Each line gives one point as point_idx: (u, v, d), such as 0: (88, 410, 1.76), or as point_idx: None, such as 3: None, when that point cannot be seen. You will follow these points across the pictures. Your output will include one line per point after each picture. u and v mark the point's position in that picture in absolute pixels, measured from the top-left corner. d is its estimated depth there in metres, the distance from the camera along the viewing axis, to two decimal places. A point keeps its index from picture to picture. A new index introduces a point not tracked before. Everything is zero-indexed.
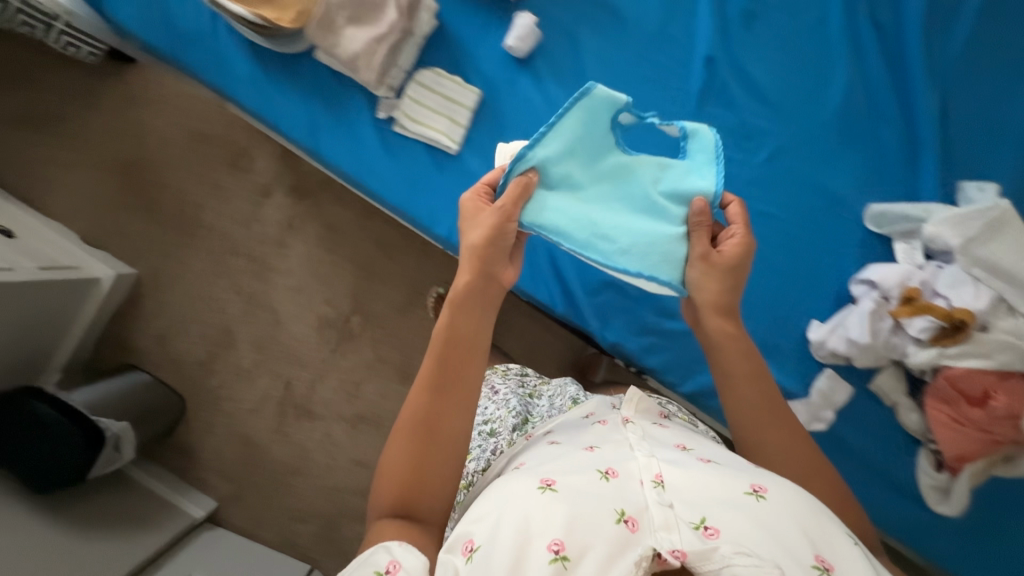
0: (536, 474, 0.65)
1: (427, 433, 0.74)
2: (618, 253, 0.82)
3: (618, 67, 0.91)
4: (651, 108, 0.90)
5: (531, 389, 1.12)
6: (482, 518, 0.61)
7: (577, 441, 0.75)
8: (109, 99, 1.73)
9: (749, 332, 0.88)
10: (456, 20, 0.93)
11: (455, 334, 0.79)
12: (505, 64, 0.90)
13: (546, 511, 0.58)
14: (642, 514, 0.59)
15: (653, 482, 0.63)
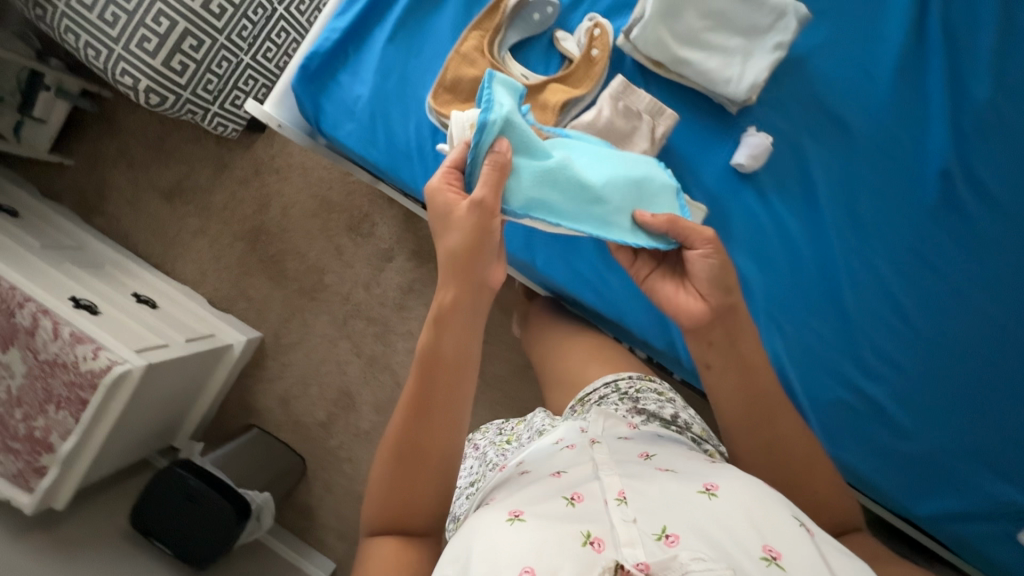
0: (508, 504, 0.66)
1: (411, 455, 0.74)
2: (614, 216, 0.77)
3: (847, 181, 0.87)
4: (880, 224, 0.87)
5: (510, 433, 1.01)
6: (464, 546, 0.63)
7: (544, 464, 0.75)
8: (239, 169, 1.79)
9: (988, 453, 0.85)
10: (681, 135, 0.88)
11: (432, 353, 0.75)
12: (734, 183, 0.87)
13: (511, 537, 0.60)
14: (609, 532, 0.60)
15: (617, 500, 0.64)
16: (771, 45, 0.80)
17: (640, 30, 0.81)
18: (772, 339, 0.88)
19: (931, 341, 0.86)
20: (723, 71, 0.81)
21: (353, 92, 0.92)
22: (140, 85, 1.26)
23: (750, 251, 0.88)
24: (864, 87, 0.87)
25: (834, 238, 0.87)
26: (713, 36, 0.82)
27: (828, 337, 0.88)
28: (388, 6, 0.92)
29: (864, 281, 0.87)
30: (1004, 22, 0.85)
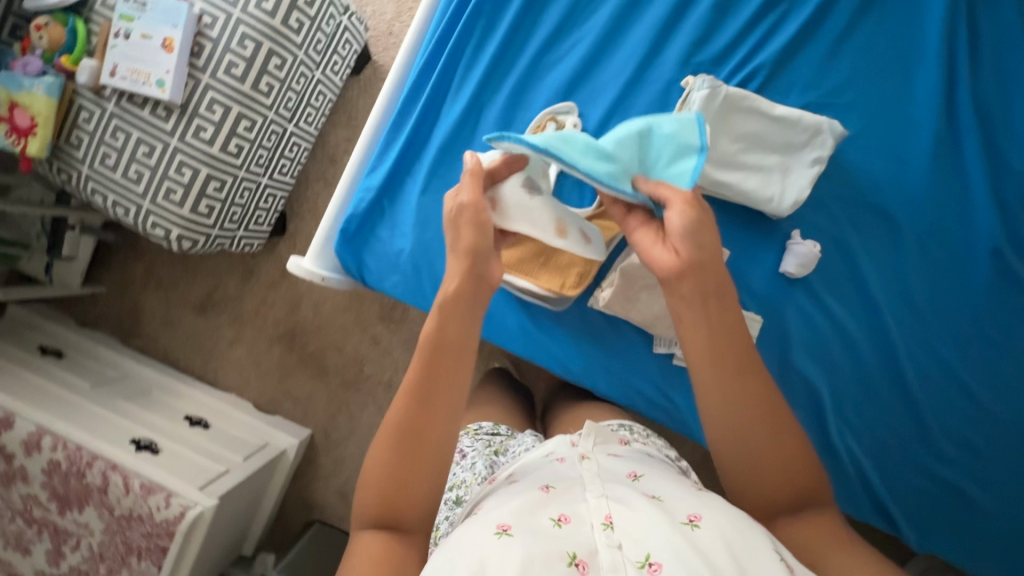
0: (493, 520, 0.59)
1: (409, 440, 0.67)
2: (619, 174, 0.71)
3: (897, 270, 0.87)
4: (937, 307, 0.87)
5: (499, 445, 0.93)
6: (448, 558, 0.57)
7: (532, 479, 0.68)
8: (266, 274, 1.81)
9: None
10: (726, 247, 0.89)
11: (434, 337, 0.71)
12: (783, 290, 0.87)
13: (498, 559, 0.53)
14: (595, 553, 0.55)
15: (603, 525, 0.57)
16: (809, 159, 0.80)
17: None
18: (846, 437, 0.88)
19: (1006, 420, 0.86)
20: (765, 190, 0.81)
21: (394, 246, 0.94)
22: (172, 234, 1.29)
23: (813, 352, 0.89)
24: (900, 176, 0.87)
25: (895, 331, 0.87)
26: (749, 157, 0.81)
27: (900, 429, 0.88)
28: (416, 157, 0.94)
29: (930, 371, 0.87)
30: None
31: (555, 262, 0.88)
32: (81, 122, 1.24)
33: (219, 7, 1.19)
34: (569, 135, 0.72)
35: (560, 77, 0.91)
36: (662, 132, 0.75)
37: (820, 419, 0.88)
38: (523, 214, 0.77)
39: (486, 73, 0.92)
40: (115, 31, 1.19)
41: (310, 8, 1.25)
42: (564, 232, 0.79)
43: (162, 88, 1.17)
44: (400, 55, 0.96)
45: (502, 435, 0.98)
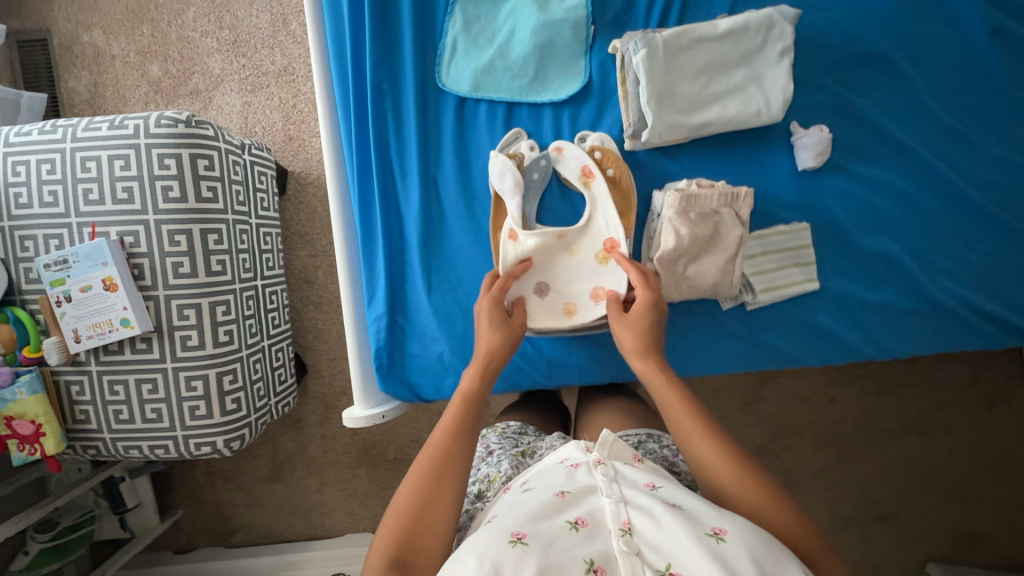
0: (504, 527, 0.54)
1: (435, 474, 0.59)
2: (533, 85, 0.84)
3: (909, 101, 0.82)
4: (966, 113, 0.82)
5: (527, 447, 0.84)
6: (453, 565, 0.51)
7: (543, 484, 0.62)
8: (312, 415, 1.75)
9: None
10: (735, 174, 0.83)
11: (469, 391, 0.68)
12: (810, 185, 0.82)
13: (514, 566, 0.49)
14: (612, 558, 0.51)
15: (621, 531, 0.53)
16: (776, 54, 0.75)
17: (650, 129, 0.76)
18: (949, 285, 0.83)
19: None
20: (747, 107, 0.76)
21: (433, 352, 0.89)
22: (219, 443, 1.25)
23: (874, 221, 0.83)
24: (864, 13, 0.80)
25: (942, 162, 0.82)
26: (717, 85, 0.76)
27: (995, 250, 0.83)
28: (403, 261, 0.89)
29: (990, 180, 0.83)
30: None
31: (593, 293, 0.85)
32: (77, 395, 1.20)
33: (134, 221, 1.14)
34: (489, 61, 0.83)
35: (491, 112, 0.86)
36: (574, 30, 0.82)
37: (917, 282, 0.84)
38: (540, 314, 0.85)
39: (421, 149, 0.86)
40: (55, 299, 1.14)
41: (213, 169, 1.19)
42: (576, 311, 0.84)
43: (129, 325, 1.13)
44: (323, 162, 0.85)
45: (531, 434, 0.89)
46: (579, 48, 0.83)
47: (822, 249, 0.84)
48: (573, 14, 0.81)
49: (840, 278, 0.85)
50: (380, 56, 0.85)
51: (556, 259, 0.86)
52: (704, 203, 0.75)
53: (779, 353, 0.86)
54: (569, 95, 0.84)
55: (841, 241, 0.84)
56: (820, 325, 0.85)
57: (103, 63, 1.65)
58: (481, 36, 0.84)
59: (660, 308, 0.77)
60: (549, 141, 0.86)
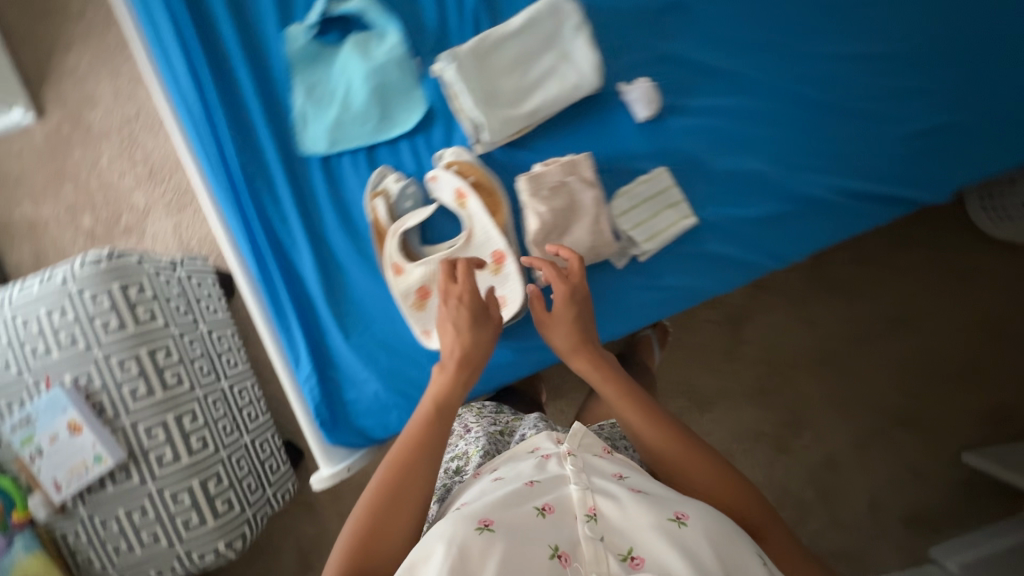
0: (471, 515, 0.56)
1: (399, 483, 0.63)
2: (382, 125, 0.91)
3: (717, 33, 0.88)
4: (771, 28, 0.88)
5: (505, 426, 0.89)
6: (420, 554, 0.53)
7: (514, 474, 0.64)
8: (320, 494, 1.77)
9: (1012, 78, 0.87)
10: (585, 145, 0.89)
11: (442, 403, 0.70)
12: (654, 132, 0.88)
13: (481, 554, 0.51)
14: (577, 544, 0.54)
15: (587, 516, 0.56)
16: (574, 30, 0.81)
17: (487, 130, 0.82)
18: (811, 176, 0.89)
19: (908, 44, 0.88)
20: (567, 84, 0.82)
21: (369, 392, 0.92)
22: (221, 547, 1.29)
23: (724, 145, 0.88)
24: None
25: (766, 75, 0.88)
26: (533, 74, 0.82)
27: (845, 134, 0.88)
28: (316, 318, 0.93)
29: (813, 77, 0.88)
30: None
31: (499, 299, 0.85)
32: (74, 543, 1.23)
33: (82, 361, 1.18)
34: (336, 118, 0.91)
35: (354, 159, 0.93)
36: (401, 66, 0.89)
37: (784, 184, 0.89)
38: None
39: (300, 214, 0.92)
40: (29, 457, 1.17)
41: (146, 292, 1.25)
42: None
43: (102, 460, 1.17)
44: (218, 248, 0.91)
45: (506, 414, 0.95)
46: (411, 79, 0.90)
47: (688, 184, 0.89)
48: (394, 53, 0.89)
49: (714, 206, 0.89)
50: (239, 142, 0.92)
51: None
52: (551, 178, 0.80)
53: (683, 291, 0.89)
54: (416, 123, 0.91)
55: (703, 173, 0.89)
56: (711, 251, 0.89)
57: (38, 229, 1.75)
58: (323, 97, 0.91)
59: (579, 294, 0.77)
60: (413, 169, 0.92)
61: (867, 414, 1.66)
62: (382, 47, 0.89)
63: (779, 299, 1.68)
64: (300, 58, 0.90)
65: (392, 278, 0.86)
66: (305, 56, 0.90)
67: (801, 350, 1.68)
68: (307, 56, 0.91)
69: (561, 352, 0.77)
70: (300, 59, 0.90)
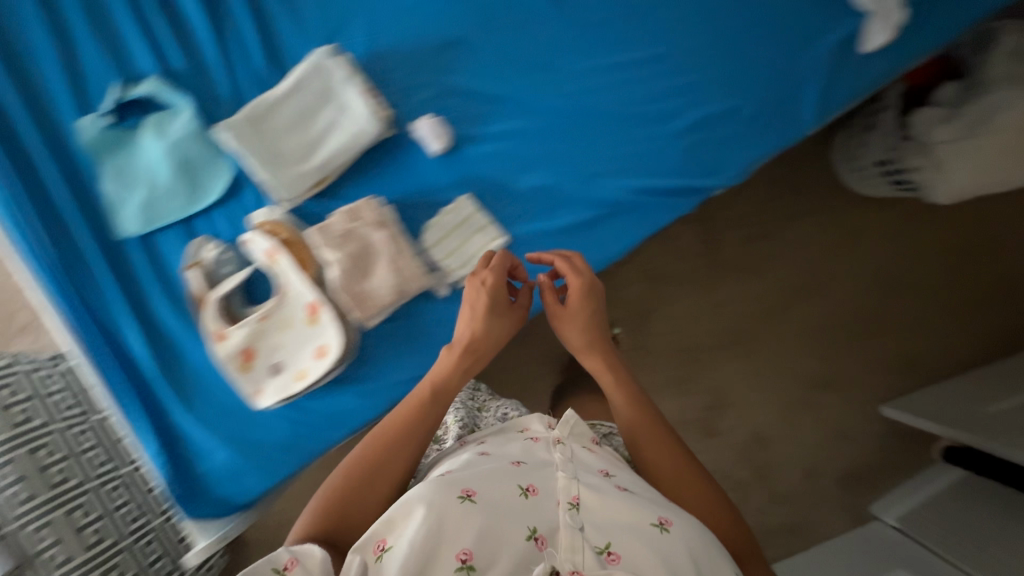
0: (455, 481, 0.59)
1: (375, 468, 0.68)
2: (192, 196, 0.93)
3: (496, 63, 0.93)
4: (547, 49, 0.93)
5: (481, 403, 1.00)
6: (401, 511, 0.55)
7: (500, 452, 0.67)
8: None
9: (777, 63, 0.92)
10: (389, 187, 0.92)
11: (437, 388, 0.75)
12: (451, 164, 0.92)
13: (458, 519, 0.54)
14: (555, 530, 0.56)
15: (569, 505, 0.58)
16: (345, 81, 0.84)
17: (280, 189, 0.85)
18: (607, 181, 0.92)
19: (670, 42, 0.93)
20: (349, 134, 0.85)
21: (221, 458, 0.93)
22: None
23: (520, 165, 0.92)
24: (422, 17, 0.92)
25: (549, 94, 0.93)
26: (316, 128, 0.85)
27: (632, 139, 0.92)
28: (157, 395, 0.94)
29: (592, 89, 0.92)
30: None
31: (321, 349, 0.86)
32: None
33: None
34: (147, 196, 0.92)
35: (173, 234, 0.94)
36: (200, 138, 0.92)
37: (583, 192, 0.92)
38: (276, 389, 0.87)
39: (126, 297, 0.93)
40: None
41: None
42: (306, 374, 0.86)
43: None
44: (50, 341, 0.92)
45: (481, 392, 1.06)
46: (213, 149, 0.92)
47: (496, 207, 0.92)
48: (191, 127, 0.91)
49: (523, 224, 0.92)
50: (51, 235, 0.92)
51: (274, 338, 0.88)
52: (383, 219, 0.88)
53: None
54: (225, 189, 0.93)
55: (507, 194, 0.92)
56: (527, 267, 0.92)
57: None
58: (131, 178, 0.93)
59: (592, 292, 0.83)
60: (232, 234, 0.94)
61: (781, 383, 1.72)
62: (179, 123, 0.92)
63: (677, 289, 1.72)
64: (103, 144, 0.92)
65: (215, 344, 0.87)
66: (108, 142, 0.93)
67: (708, 334, 1.73)
68: (109, 142, 0.93)
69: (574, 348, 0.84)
70: (104, 145, 0.92)
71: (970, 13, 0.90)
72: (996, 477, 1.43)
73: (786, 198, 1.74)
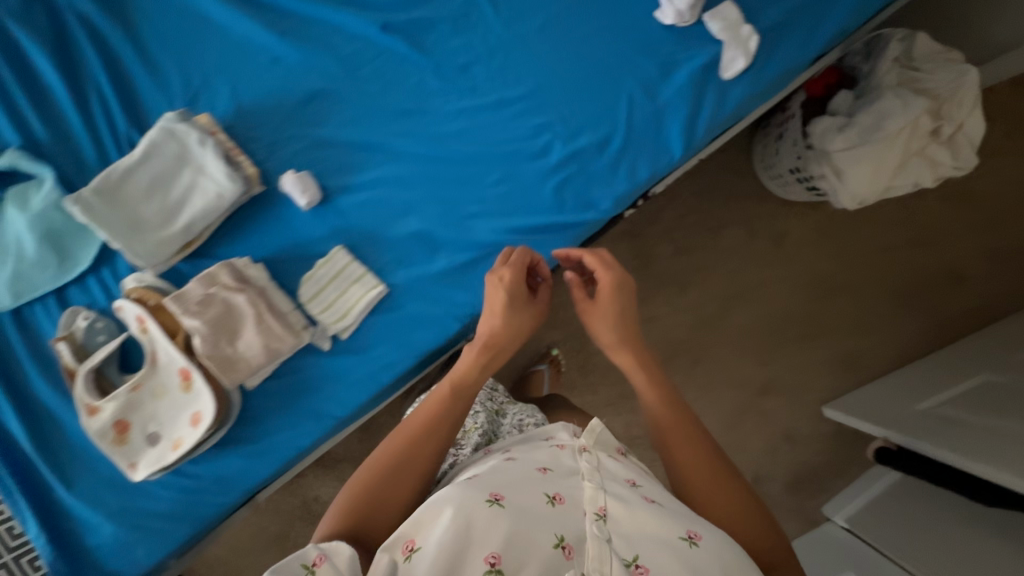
0: (484, 486, 0.57)
1: (397, 469, 0.65)
2: (61, 265, 0.90)
3: (360, 113, 0.92)
4: (411, 93, 0.92)
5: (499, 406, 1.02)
6: (429, 512, 0.54)
7: (527, 456, 0.64)
8: None
9: (639, 93, 0.91)
10: (261, 244, 0.91)
11: (458, 385, 0.72)
12: (322, 217, 0.91)
13: (484, 525, 0.52)
14: (583, 540, 0.54)
15: (596, 516, 0.56)
16: (200, 146, 0.84)
17: (141, 257, 0.83)
18: (481, 224, 0.91)
19: (538, 76, 0.91)
20: (207, 196, 0.84)
21: (108, 534, 0.89)
22: None
23: (393, 211, 0.91)
24: (284, 71, 0.92)
25: (416, 140, 0.91)
26: (174, 193, 0.84)
27: (503, 180, 0.91)
28: (37, 474, 0.90)
29: (458, 132, 0.91)
30: None
31: (194, 415, 0.84)
32: None
33: None
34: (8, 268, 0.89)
35: (46, 306, 0.92)
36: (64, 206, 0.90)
37: (456, 237, 0.91)
38: (152, 459, 0.85)
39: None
40: None
41: None
42: (181, 443, 0.84)
43: None
44: None
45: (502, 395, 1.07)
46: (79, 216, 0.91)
47: (374, 255, 0.91)
48: (53, 196, 0.89)
49: (402, 270, 0.91)
50: None
51: (148, 407, 0.86)
52: (254, 279, 0.85)
53: (398, 355, 0.91)
54: (96, 256, 0.92)
55: (383, 242, 0.91)
56: (410, 314, 0.91)
57: None
58: None
59: (626, 286, 0.77)
60: (107, 302, 0.92)
61: (725, 394, 1.72)
62: (41, 192, 0.89)
63: None
64: None
65: (86, 418, 0.84)
66: None
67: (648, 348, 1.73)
68: None
69: (605, 345, 0.77)
70: None
71: (828, 30, 0.90)
72: (912, 470, 1.41)
73: (716, 205, 1.74)
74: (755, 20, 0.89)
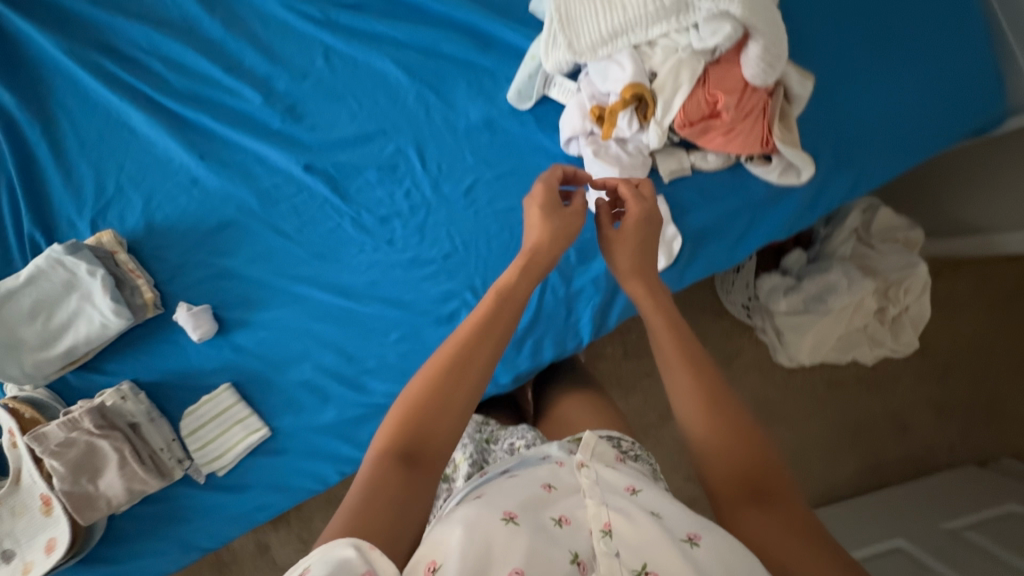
0: (496, 502, 0.50)
1: (453, 371, 0.58)
2: None
3: (270, 252, 0.89)
4: (327, 236, 0.89)
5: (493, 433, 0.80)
6: (442, 532, 0.47)
7: (524, 472, 0.56)
8: None
9: (556, 277, 0.87)
10: (145, 370, 0.88)
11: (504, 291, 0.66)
12: (214, 352, 0.88)
13: (501, 544, 0.45)
14: (593, 558, 0.46)
15: (601, 532, 0.47)
16: (89, 275, 0.83)
17: (13, 378, 0.82)
18: (377, 384, 0.89)
19: (457, 241, 0.88)
20: (91, 327, 0.83)
21: None
22: None
23: (290, 353, 0.89)
24: (203, 194, 0.89)
25: (321, 288, 0.89)
26: (58, 316, 0.83)
27: (401, 347, 0.88)
28: None
29: (365, 287, 0.89)
30: (223, 57, 0.90)
31: (50, 544, 0.83)
32: None
33: None
34: None
35: None
36: None
37: (352, 394, 0.89)
38: None
39: None
40: None
41: None
42: (31, 568, 0.83)
43: None
44: None
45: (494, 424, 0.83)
46: None
47: (264, 395, 0.89)
48: None
49: (289, 415, 0.89)
50: None
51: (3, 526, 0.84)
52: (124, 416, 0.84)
53: (272, 498, 0.89)
54: None
55: (275, 383, 0.89)
56: (291, 461, 0.89)
57: None
58: None
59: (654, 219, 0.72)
60: None
61: None
62: None
63: None
64: None
65: None
66: None
67: None
68: None
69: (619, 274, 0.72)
70: None
71: (757, 237, 0.88)
72: None
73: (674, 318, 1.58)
74: (683, 217, 0.86)
